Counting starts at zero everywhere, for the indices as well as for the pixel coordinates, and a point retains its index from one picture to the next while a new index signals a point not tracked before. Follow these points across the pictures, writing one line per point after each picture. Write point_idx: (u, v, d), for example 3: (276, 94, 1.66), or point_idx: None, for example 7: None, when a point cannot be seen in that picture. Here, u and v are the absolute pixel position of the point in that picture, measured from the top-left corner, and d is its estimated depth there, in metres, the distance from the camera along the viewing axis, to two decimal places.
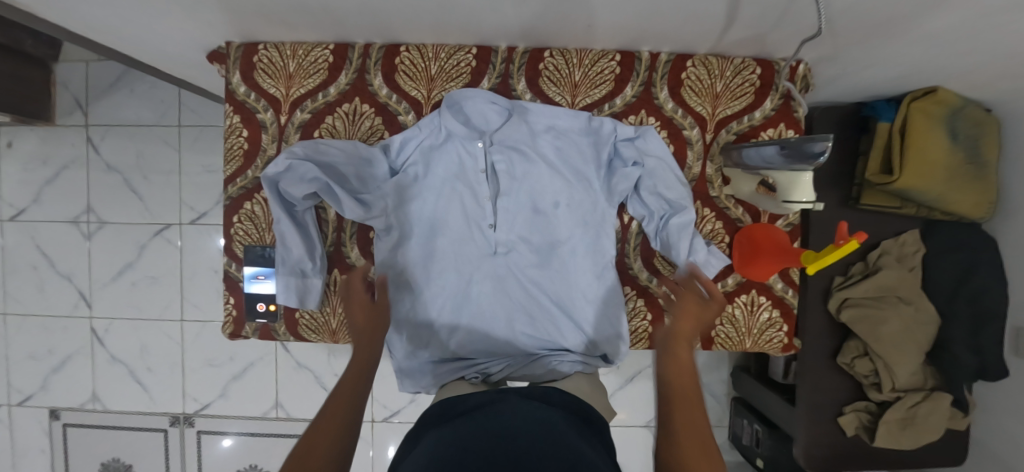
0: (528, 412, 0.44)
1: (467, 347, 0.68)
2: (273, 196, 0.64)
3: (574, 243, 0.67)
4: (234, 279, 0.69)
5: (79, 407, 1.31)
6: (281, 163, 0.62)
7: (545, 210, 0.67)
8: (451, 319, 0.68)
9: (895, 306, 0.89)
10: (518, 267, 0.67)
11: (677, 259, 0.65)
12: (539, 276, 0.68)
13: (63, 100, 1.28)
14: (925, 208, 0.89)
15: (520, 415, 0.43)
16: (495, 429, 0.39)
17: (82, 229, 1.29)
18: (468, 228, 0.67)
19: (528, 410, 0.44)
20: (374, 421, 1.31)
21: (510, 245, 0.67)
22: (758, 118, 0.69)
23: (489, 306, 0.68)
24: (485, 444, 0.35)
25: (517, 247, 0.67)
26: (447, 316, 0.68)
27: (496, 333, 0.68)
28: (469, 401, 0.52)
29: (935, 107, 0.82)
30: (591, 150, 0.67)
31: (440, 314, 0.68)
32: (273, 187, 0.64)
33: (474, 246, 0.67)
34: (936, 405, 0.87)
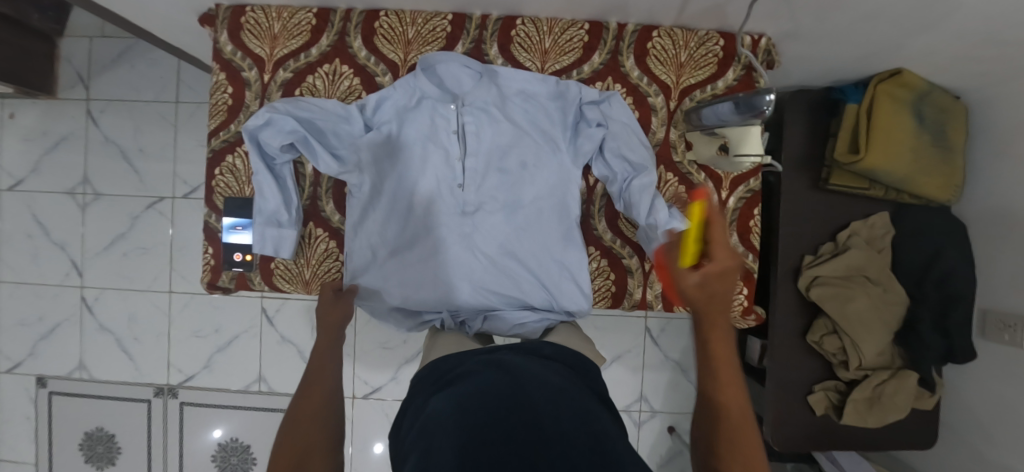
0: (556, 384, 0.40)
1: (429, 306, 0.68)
2: (253, 147, 0.67)
3: (540, 203, 0.69)
4: (213, 229, 0.72)
5: (65, 374, 1.33)
6: (262, 116, 0.66)
7: (513, 171, 0.69)
8: (415, 277, 0.69)
9: (862, 286, 0.91)
10: (486, 226, 0.68)
11: (639, 219, 0.67)
12: (505, 235, 0.68)
13: (66, 75, 1.33)
14: (893, 190, 0.91)
15: (537, 376, 0.41)
16: (511, 403, 0.35)
17: (77, 199, 1.33)
18: (439, 186, 0.69)
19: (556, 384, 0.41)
20: (355, 398, 1.32)
21: (478, 203, 0.68)
22: (721, 87, 0.71)
23: (453, 264, 0.68)
24: (501, 427, 0.32)
25: (485, 205, 0.69)
26: (412, 274, 0.69)
27: (458, 294, 0.67)
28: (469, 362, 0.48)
29: (900, 90, 0.86)
30: (558, 114, 0.70)
31: (405, 272, 0.69)
32: (253, 139, 0.67)
33: (442, 204, 0.69)
34: (901, 384, 0.89)
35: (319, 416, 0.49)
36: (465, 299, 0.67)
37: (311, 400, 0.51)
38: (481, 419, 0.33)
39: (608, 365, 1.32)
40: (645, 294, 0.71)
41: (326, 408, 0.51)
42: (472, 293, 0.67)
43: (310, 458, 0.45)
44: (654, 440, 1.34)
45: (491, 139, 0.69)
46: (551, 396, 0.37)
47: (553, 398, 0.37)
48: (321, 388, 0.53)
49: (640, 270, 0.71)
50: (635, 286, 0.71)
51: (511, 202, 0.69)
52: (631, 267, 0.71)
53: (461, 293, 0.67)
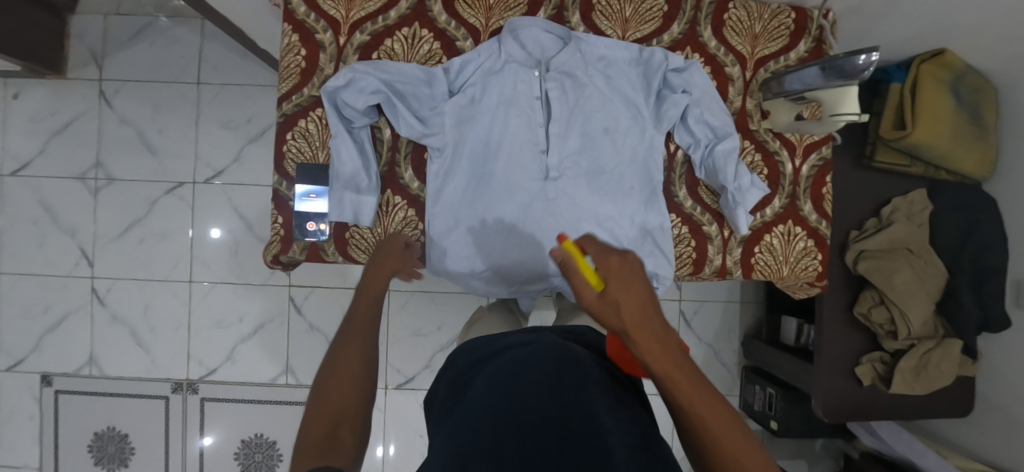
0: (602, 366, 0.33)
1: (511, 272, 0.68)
2: (332, 108, 0.65)
3: (621, 170, 0.69)
4: (283, 197, 0.69)
5: (73, 371, 1.24)
6: (342, 76, 0.64)
7: (597, 137, 0.69)
8: (497, 243, 0.68)
9: (906, 257, 0.94)
10: (571, 191, 0.67)
11: (724, 183, 0.67)
12: (590, 202, 0.68)
13: (78, 53, 1.26)
14: (932, 167, 0.95)
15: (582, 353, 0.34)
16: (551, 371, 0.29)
17: (90, 184, 1.25)
18: (522, 150, 0.68)
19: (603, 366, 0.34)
20: (387, 388, 1.28)
21: (560, 168, 0.67)
22: (793, 59, 0.73)
23: (539, 231, 0.67)
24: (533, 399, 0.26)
25: (567, 171, 0.68)
26: (494, 241, 0.68)
27: (542, 258, 0.67)
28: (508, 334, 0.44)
29: (943, 69, 0.89)
30: (639, 81, 0.70)
31: (485, 239, 0.68)
32: (332, 102, 0.65)
33: (527, 169, 0.68)
34: (946, 352, 0.92)
35: (357, 388, 0.41)
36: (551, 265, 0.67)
37: (344, 369, 0.42)
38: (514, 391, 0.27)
39: None
40: (724, 260, 0.72)
41: (360, 383, 0.42)
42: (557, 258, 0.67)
43: (342, 433, 0.36)
44: None
45: (573, 104, 0.69)
46: (595, 374, 0.30)
47: (598, 378, 0.30)
48: (356, 359, 0.44)
49: (719, 237, 0.72)
50: (715, 252, 0.71)
51: (593, 168, 0.69)
52: (711, 234, 0.71)
53: (546, 259, 0.67)
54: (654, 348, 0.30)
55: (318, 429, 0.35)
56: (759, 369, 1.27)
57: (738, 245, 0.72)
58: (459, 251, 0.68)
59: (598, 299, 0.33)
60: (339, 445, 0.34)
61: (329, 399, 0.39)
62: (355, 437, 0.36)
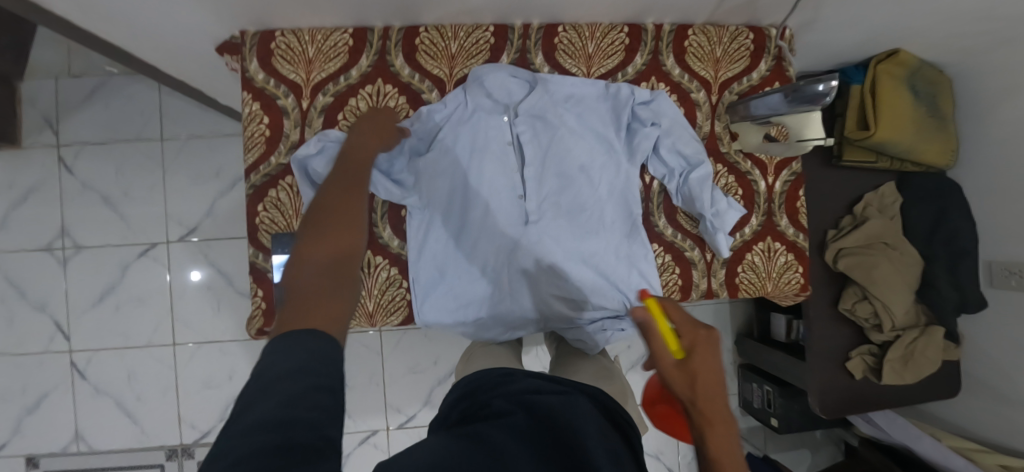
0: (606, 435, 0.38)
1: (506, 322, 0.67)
2: (302, 176, 0.63)
3: (601, 207, 0.69)
4: (261, 270, 0.67)
5: (59, 450, 1.19)
6: (314, 145, 0.63)
7: (574, 176, 0.69)
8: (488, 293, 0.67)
9: (884, 251, 0.96)
10: (552, 232, 0.67)
11: (701, 211, 0.68)
12: (576, 242, 0.67)
13: (30, 120, 1.21)
14: (899, 161, 0.98)
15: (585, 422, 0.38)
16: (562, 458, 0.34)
17: (57, 255, 1.21)
18: (502, 198, 0.67)
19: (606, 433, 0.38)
20: (389, 429, 1.26)
21: (539, 210, 0.67)
22: (755, 78, 0.75)
23: (530, 277, 0.67)
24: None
25: (546, 211, 0.68)
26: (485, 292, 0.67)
27: (536, 305, 0.66)
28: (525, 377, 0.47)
29: (899, 67, 0.92)
30: (609, 114, 0.70)
31: (477, 289, 0.68)
32: (301, 169, 0.63)
33: (506, 215, 0.67)
34: (931, 339, 0.94)
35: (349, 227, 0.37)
36: (546, 310, 0.66)
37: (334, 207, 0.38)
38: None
39: (641, 359, 1.32)
40: (710, 283, 0.73)
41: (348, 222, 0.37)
42: (549, 303, 0.67)
43: (330, 277, 0.33)
44: None
45: (546, 145, 0.69)
46: (601, 448, 0.35)
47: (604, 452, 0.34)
48: (342, 198, 0.39)
49: (702, 261, 0.72)
50: (700, 277, 0.72)
51: (575, 207, 0.68)
52: (694, 259, 0.72)
53: (539, 306, 0.66)
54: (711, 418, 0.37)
55: (303, 272, 0.32)
56: (754, 367, 1.29)
57: (721, 267, 0.73)
58: (450, 306, 0.67)
59: (676, 365, 0.42)
60: (331, 297, 0.31)
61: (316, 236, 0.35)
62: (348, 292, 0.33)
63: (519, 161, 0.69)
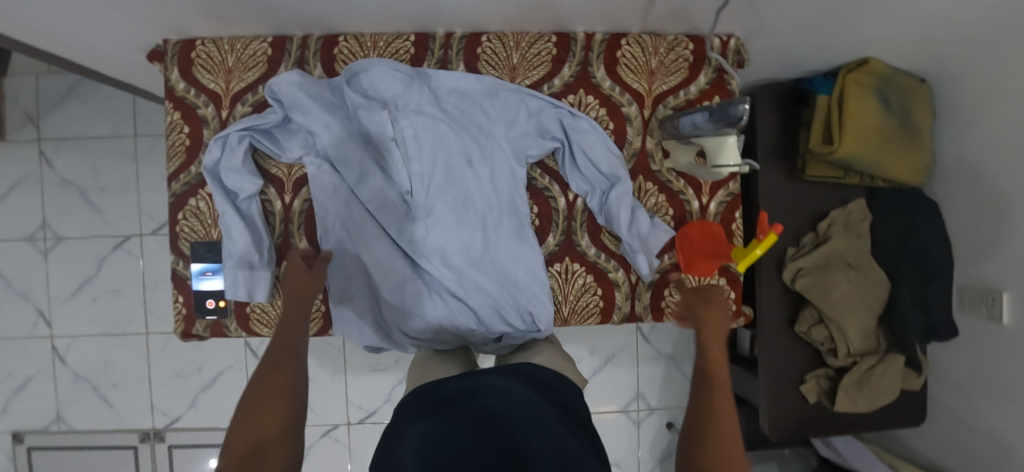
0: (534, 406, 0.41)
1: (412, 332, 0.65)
2: (216, 186, 0.64)
3: (492, 205, 0.66)
4: (182, 276, 0.69)
5: (43, 429, 1.27)
6: (215, 146, 0.63)
7: (462, 178, 0.66)
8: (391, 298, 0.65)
9: (844, 272, 0.92)
10: (439, 228, 0.66)
11: (621, 232, 0.66)
12: (462, 243, 0.66)
13: (14, 116, 1.26)
14: (867, 176, 0.93)
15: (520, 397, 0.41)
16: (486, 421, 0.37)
17: (39, 245, 1.26)
18: (388, 197, 0.66)
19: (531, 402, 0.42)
20: (350, 424, 1.28)
21: (428, 206, 0.66)
22: (693, 92, 0.71)
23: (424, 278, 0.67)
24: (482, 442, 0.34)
25: (435, 209, 0.66)
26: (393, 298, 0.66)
27: (431, 308, 0.66)
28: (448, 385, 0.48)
29: (867, 77, 0.86)
30: (495, 112, 0.67)
31: (381, 295, 0.66)
32: (216, 177, 0.64)
33: (393, 210, 0.66)
34: (888, 367, 0.89)
35: (281, 406, 0.46)
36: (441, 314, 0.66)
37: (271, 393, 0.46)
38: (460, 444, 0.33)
39: (602, 366, 1.30)
40: (633, 306, 0.71)
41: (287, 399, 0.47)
42: (443, 307, 0.66)
43: (266, 452, 0.43)
44: (654, 437, 1.33)
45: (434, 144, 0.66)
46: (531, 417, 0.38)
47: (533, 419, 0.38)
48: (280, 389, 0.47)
49: (627, 283, 0.70)
50: (623, 299, 0.70)
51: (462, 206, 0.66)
52: (618, 280, 0.70)
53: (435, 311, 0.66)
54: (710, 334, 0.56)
55: (243, 455, 0.41)
56: None
57: (646, 289, 0.71)
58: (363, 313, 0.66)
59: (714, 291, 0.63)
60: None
61: (254, 407, 0.45)
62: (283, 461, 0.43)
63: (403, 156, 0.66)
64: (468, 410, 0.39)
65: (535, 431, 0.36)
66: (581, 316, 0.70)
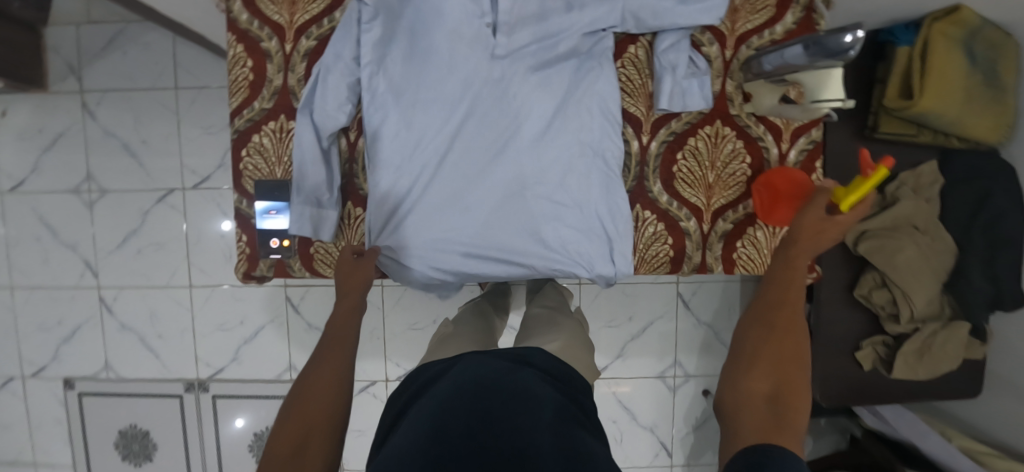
0: (535, 383, 0.43)
1: (501, 261, 0.66)
2: (307, 124, 0.64)
3: (554, 123, 0.64)
4: (245, 216, 0.68)
5: (92, 376, 1.31)
6: (313, 77, 0.64)
7: (549, 74, 0.64)
8: (459, 209, 0.65)
9: (912, 236, 0.87)
10: (516, 139, 0.65)
11: (617, 226, 0.66)
12: (572, 167, 0.65)
13: (56, 67, 1.26)
14: (942, 135, 0.88)
15: (518, 385, 0.42)
16: (478, 404, 0.38)
17: (84, 197, 1.27)
18: (453, 99, 0.64)
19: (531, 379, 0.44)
20: (387, 380, 1.31)
21: (500, 115, 0.65)
22: (779, 32, 0.66)
23: (496, 181, 0.65)
24: (473, 423, 0.36)
25: (501, 124, 0.65)
26: (458, 220, 0.65)
27: (520, 242, 0.66)
28: (463, 359, 0.49)
29: (955, 28, 0.81)
30: (579, 49, 0.65)
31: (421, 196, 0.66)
32: (308, 112, 0.64)
33: (451, 117, 0.64)
34: (953, 334, 0.87)
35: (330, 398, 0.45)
36: (532, 234, 0.66)
37: (321, 382, 0.46)
38: (458, 435, 0.35)
39: (641, 333, 1.30)
40: (704, 257, 0.68)
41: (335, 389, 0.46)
42: (532, 226, 0.65)
43: (308, 450, 0.41)
44: (689, 404, 1.32)
45: (528, 30, 0.63)
46: (537, 404, 0.39)
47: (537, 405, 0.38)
48: (332, 367, 0.48)
49: (698, 232, 0.68)
50: (694, 249, 0.68)
51: (557, 109, 0.65)
52: (689, 230, 0.68)
53: (524, 240, 0.66)
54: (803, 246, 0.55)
55: (289, 442, 0.41)
56: None
57: (718, 240, 0.68)
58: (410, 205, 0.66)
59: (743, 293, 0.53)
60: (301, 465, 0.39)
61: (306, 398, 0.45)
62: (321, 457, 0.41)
63: (493, 36, 0.63)
64: (460, 386, 0.41)
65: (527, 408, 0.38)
66: (650, 265, 0.68)
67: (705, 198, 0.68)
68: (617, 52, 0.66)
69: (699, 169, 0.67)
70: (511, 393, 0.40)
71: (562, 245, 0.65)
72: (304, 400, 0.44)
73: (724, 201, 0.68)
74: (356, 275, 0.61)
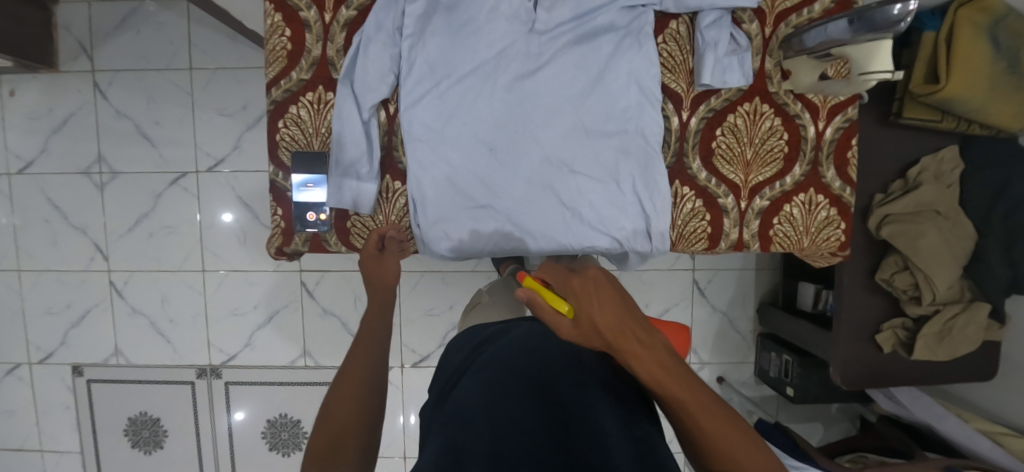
0: (572, 352, 0.40)
1: (533, 232, 0.66)
2: (348, 97, 0.64)
3: (592, 98, 0.65)
4: (281, 188, 0.67)
5: (101, 362, 1.29)
6: (354, 47, 0.63)
7: (590, 50, 0.65)
8: (491, 183, 0.65)
9: (934, 220, 0.89)
10: (553, 112, 0.65)
11: (652, 202, 0.66)
12: (607, 144, 0.65)
13: (67, 45, 1.23)
14: (964, 121, 0.89)
15: (560, 355, 0.39)
16: (527, 374, 0.35)
17: (95, 179, 1.25)
18: (490, 71, 0.64)
19: (568, 348, 0.41)
20: (403, 367, 1.30)
21: (537, 87, 0.64)
22: (817, 11, 0.66)
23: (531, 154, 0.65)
24: (526, 397, 0.33)
25: (539, 97, 0.64)
26: (492, 194, 0.66)
27: (549, 221, 0.66)
28: (510, 329, 0.47)
29: (978, 16, 0.84)
30: (622, 25, 0.65)
31: (457, 170, 0.65)
32: (349, 83, 0.64)
33: (490, 90, 0.64)
34: (972, 315, 0.89)
35: (359, 405, 0.46)
36: (567, 205, 0.65)
37: (350, 395, 0.47)
38: (510, 414, 0.32)
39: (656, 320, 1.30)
40: (741, 234, 0.69)
41: (363, 404, 0.46)
42: (567, 197, 0.65)
43: (343, 450, 0.43)
44: None
45: (568, 8, 0.64)
46: (587, 380, 0.35)
47: (586, 381, 0.35)
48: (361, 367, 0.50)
49: (736, 210, 0.68)
50: (731, 226, 0.68)
51: (596, 84, 0.65)
52: (727, 206, 0.68)
53: (555, 212, 0.65)
54: (640, 352, 0.31)
55: (319, 452, 0.42)
56: (774, 336, 1.25)
57: (755, 217, 0.69)
58: (442, 180, 0.66)
59: (573, 327, 0.35)
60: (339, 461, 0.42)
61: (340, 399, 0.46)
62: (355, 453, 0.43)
63: (534, 11, 0.64)
64: (500, 356, 0.39)
65: (574, 379, 0.35)
66: (688, 241, 0.68)
67: (742, 175, 0.68)
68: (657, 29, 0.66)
69: (738, 145, 0.67)
70: (553, 364, 0.37)
71: (598, 218, 0.65)
72: (332, 414, 0.45)
73: (761, 178, 0.68)
74: (384, 272, 0.61)
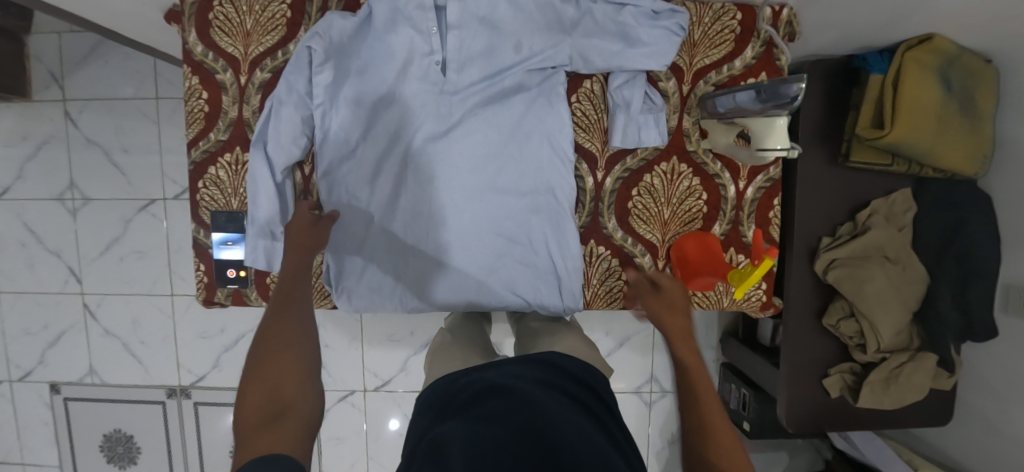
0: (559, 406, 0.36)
1: (451, 290, 0.66)
2: (259, 160, 0.64)
3: (504, 156, 0.64)
4: (202, 245, 0.68)
5: (77, 380, 1.34)
6: (266, 110, 0.64)
7: (496, 109, 0.64)
8: (409, 242, 0.66)
9: (881, 265, 0.87)
10: (464, 171, 0.64)
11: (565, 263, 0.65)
12: (518, 204, 0.65)
13: (39, 74, 1.26)
14: (916, 164, 0.86)
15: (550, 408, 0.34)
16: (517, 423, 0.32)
17: (68, 205, 1.29)
18: (404, 134, 0.64)
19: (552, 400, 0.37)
20: (366, 391, 1.32)
21: (450, 145, 0.64)
22: (738, 67, 0.65)
23: (446, 210, 0.65)
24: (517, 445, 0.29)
25: (451, 156, 0.64)
26: (415, 250, 0.66)
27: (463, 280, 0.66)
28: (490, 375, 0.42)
29: (932, 55, 0.79)
30: (534, 84, 0.64)
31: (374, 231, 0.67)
32: (260, 144, 0.64)
33: (405, 152, 0.65)
34: (920, 365, 0.87)
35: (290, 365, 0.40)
36: (486, 261, 0.65)
37: (280, 356, 0.40)
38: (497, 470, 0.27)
39: (618, 347, 1.30)
40: None
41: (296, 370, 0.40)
42: (484, 253, 0.65)
43: (281, 419, 0.36)
44: (664, 419, 1.33)
45: (477, 68, 0.63)
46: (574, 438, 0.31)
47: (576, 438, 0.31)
48: (288, 328, 0.43)
49: (653, 269, 0.68)
50: None
51: (507, 142, 0.64)
52: (644, 266, 0.68)
53: (472, 268, 0.66)
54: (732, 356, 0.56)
55: (253, 418, 0.35)
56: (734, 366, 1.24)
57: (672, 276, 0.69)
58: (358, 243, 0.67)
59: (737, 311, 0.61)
60: (273, 428, 0.35)
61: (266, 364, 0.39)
62: (303, 410, 0.37)
63: (443, 73, 0.63)
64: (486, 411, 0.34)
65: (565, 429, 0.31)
66: (603, 300, 0.69)
67: (660, 234, 0.68)
68: (569, 89, 0.66)
69: (654, 205, 0.67)
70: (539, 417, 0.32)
71: (514, 274, 0.66)
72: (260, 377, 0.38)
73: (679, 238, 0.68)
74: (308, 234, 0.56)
